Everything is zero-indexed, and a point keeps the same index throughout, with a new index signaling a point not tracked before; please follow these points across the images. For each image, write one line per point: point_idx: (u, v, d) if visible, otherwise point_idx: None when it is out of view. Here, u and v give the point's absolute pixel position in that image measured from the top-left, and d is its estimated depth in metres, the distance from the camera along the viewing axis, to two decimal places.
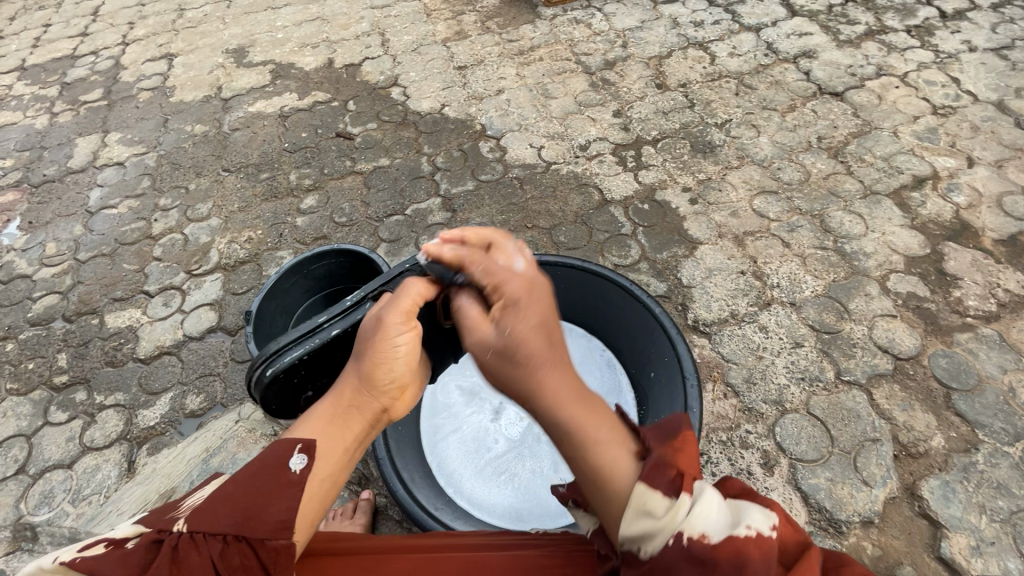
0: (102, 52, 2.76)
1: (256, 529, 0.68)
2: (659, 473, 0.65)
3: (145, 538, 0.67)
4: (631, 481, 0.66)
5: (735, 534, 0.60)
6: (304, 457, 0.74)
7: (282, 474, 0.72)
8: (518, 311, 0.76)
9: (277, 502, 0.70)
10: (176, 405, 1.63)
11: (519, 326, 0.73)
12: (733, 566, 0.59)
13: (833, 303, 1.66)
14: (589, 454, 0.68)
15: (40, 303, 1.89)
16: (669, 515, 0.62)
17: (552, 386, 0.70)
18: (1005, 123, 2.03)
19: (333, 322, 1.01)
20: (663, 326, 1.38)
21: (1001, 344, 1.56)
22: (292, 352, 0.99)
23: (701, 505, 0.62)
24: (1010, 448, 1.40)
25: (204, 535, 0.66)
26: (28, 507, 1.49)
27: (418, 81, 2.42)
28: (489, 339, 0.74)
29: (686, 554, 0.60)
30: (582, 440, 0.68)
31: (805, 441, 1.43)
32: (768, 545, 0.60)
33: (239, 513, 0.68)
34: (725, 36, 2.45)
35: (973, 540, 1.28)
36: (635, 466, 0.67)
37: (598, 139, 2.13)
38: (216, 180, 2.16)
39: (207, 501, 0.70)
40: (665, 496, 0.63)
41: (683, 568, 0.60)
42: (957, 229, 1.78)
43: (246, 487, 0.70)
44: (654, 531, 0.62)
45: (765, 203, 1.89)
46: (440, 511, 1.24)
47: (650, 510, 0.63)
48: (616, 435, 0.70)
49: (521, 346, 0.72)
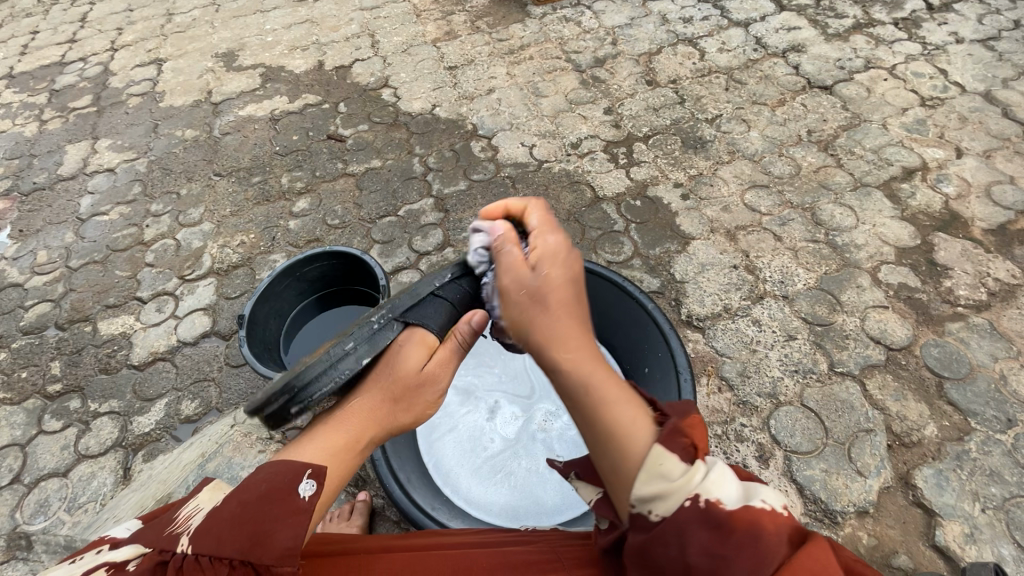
0: (91, 59, 2.74)
1: (262, 555, 0.67)
2: (673, 435, 0.66)
3: (148, 559, 0.67)
4: (648, 440, 0.67)
5: (751, 506, 0.61)
6: (313, 483, 0.73)
7: (291, 502, 0.71)
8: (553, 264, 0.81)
9: (282, 528, 0.69)
10: (171, 410, 1.63)
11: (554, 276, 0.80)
12: (749, 535, 0.58)
13: (825, 295, 1.66)
14: (602, 407, 0.70)
15: (33, 312, 1.88)
16: (684, 476, 0.63)
17: (576, 339, 0.75)
18: (993, 113, 2.04)
19: (359, 346, 0.82)
20: (656, 321, 1.40)
21: (992, 333, 1.57)
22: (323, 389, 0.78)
23: (717, 474, 0.63)
24: (1002, 435, 1.41)
25: (209, 560, 0.66)
26: (23, 517, 1.49)
27: (409, 82, 2.42)
28: (526, 280, 0.80)
29: (702, 518, 0.60)
30: (593, 395, 0.71)
31: (800, 433, 1.43)
32: (781, 518, 0.60)
33: (246, 537, 0.67)
34: (714, 32, 2.45)
35: (967, 527, 1.29)
36: (649, 422, 0.69)
37: (590, 137, 2.13)
38: (207, 184, 2.15)
39: (209, 521, 0.69)
40: (681, 461, 0.64)
41: (697, 532, 0.60)
42: (947, 220, 1.79)
43: (252, 510, 0.69)
44: (667, 493, 0.63)
45: (756, 198, 1.90)
46: (437, 511, 1.25)
47: (664, 474, 0.64)
48: (633, 399, 0.72)
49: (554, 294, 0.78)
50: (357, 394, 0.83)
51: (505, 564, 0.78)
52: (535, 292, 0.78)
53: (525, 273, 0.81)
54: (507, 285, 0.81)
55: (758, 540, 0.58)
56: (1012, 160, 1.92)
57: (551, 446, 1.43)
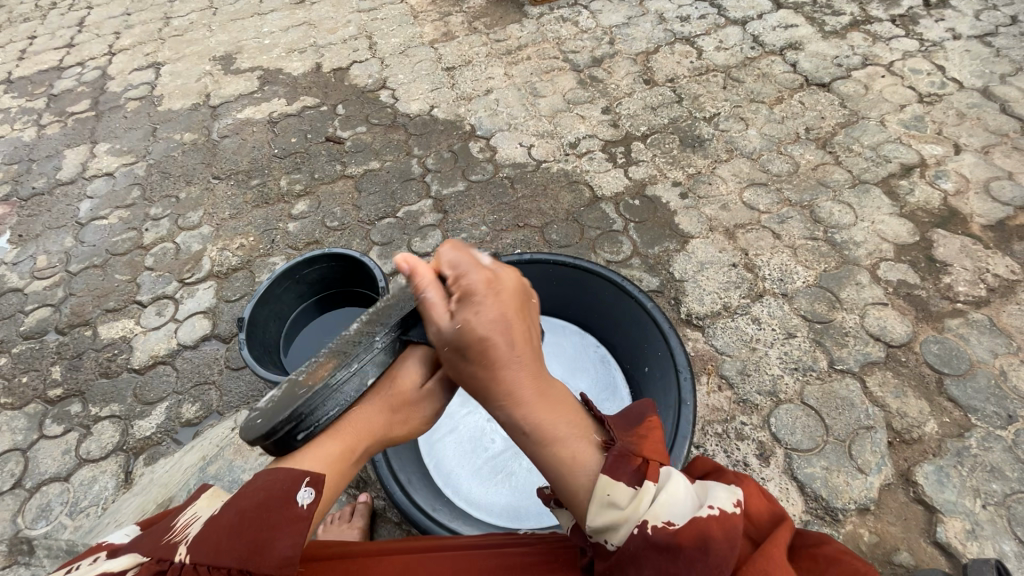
0: (89, 63, 2.75)
1: (261, 563, 0.66)
2: (620, 462, 0.71)
3: (146, 569, 0.66)
4: (595, 469, 0.72)
5: (698, 517, 0.65)
6: (311, 490, 0.74)
7: (289, 510, 0.71)
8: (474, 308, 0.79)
9: (282, 537, 0.69)
10: (172, 414, 1.63)
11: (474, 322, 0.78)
12: (699, 549, 0.62)
13: (825, 293, 1.66)
14: (549, 448, 0.75)
15: (33, 317, 1.88)
16: (632, 503, 0.67)
17: (517, 385, 0.77)
18: (991, 109, 2.04)
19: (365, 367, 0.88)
20: (656, 321, 1.39)
21: (991, 328, 1.57)
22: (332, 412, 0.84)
23: (665, 494, 0.67)
24: (1003, 431, 1.41)
25: (208, 568, 0.65)
26: (25, 521, 1.49)
27: (406, 83, 2.42)
28: (447, 333, 0.79)
29: (651, 543, 0.64)
30: (543, 441, 0.75)
31: (800, 431, 1.43)
32: (731, 523, 0.64)
33: (245, 546, 0.67)
34: (712, 30, 2.45)
35: (968, 523, 1.29)
36: (595, 450, 0.74)
37: (588, 136, 2.13)
38: (206, 187, 2.16)
39: (207, 530, 0.69)
40: (628, 486, 0.69)
41: (650, 557, 0.64)
42: (946, 216, 1.79)
43: (251, 519, 0.69)
44: (618, 522, 0.67)
45: (755, 196, 1.90)
46: (438, 512, 1.24)
47: (614, 502, 0.68)
48: (578, 429, 0.76)
49: (479, 342, 0.77)
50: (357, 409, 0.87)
51: (503, 566, 0.78)
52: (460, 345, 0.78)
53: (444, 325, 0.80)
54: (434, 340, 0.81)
55: (706, 553, 0.62)
56: (1011, 156, 1.92)
57: None
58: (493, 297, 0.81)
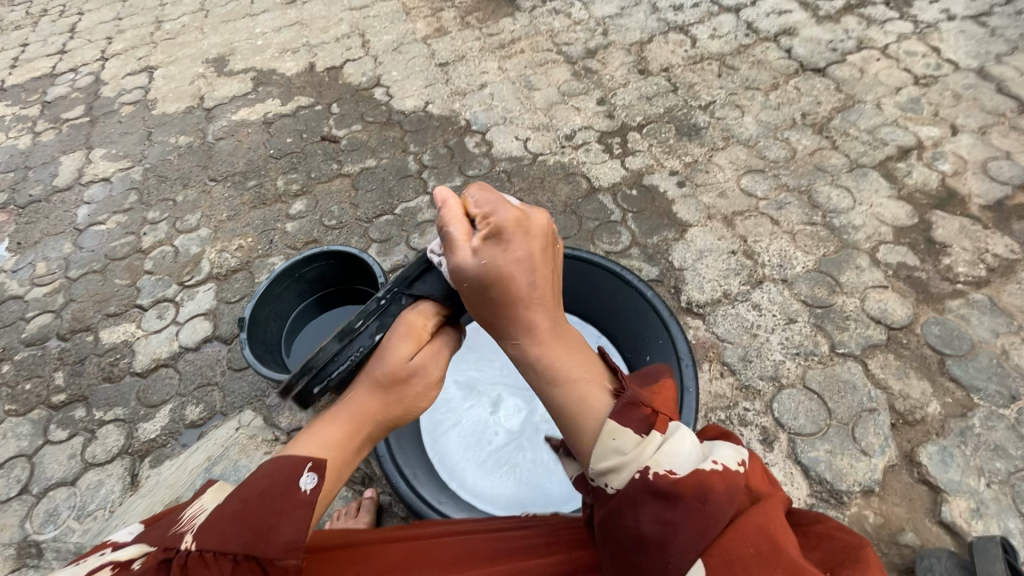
0: (81, 69, 2.74)
1: (266, 549, 0.67)
2: (630, 409, 0.69)
3: (152, 558, 0.67)
4: (603, 414, 0.71)
5: (701, 468, 0.63)
6: (314, 476, 0.73)
7: (292, 495, 0.71)
8: (500, 247, 0.78)
9: (286, 522, 0.69)
10: (176, 416, 1.64)
11: (503, 260, 0.76)
12: (696, 497, 0.60)
13: (825, 277, 1.66)
14: (558, 390, 0.74)
15: (34, 323, 1.88)
16: (636, 449, 0.65)
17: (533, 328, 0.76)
18: (987, 89, 2.04)
19: (370, 323, 0.89)
20: (656, 309, 1.39)
21: (992, 308, 1.57)
22: (341, 366, 0.88)
23: (669, 444, 0.65)
24: (1005, 410, 1.42)
25: (213, 555, 0.66)
26: (33, 527, 1.49)
27: (400, 80, 2.42)
28: (469, 273, 0.77)
29: (651, 488, 0.63)
30: (554, 380, 0.74)
31: (803, 415, 1.44)
32: (733, 479, 0.62)
33: (250, 533, 0.67)
34: (705, 18, 2.44)
35: (973, 502, 1.30)
36: (607, 398, 0.72)
37: (584, 128, 2.13)
38: (203, 190, 2.15)
39: (213, 518, 0.69)
40: (636, 433, 0.67)
41: (647, 502, 0.62)
42: (944, 197, 1.79)
43: (253, 506, 0.69)
44: (620, 466, 0.66)
45: (752, 182, 1.90)
46: (443, 505, 1.25)
47: (619, 448, 0.66)
48: (590, 374, 0.75)
49: (504, 279, 0.76)
50: (355, 390, 0.83)
51: (508, 547, 0.79)
52: (479, 286, 0.77)
53: (466, 261, 0.78)
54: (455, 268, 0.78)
55: (705, 501, 0.60)
56: (1008, 135, 1.91)
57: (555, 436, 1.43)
58: (523, 235, 0.79)
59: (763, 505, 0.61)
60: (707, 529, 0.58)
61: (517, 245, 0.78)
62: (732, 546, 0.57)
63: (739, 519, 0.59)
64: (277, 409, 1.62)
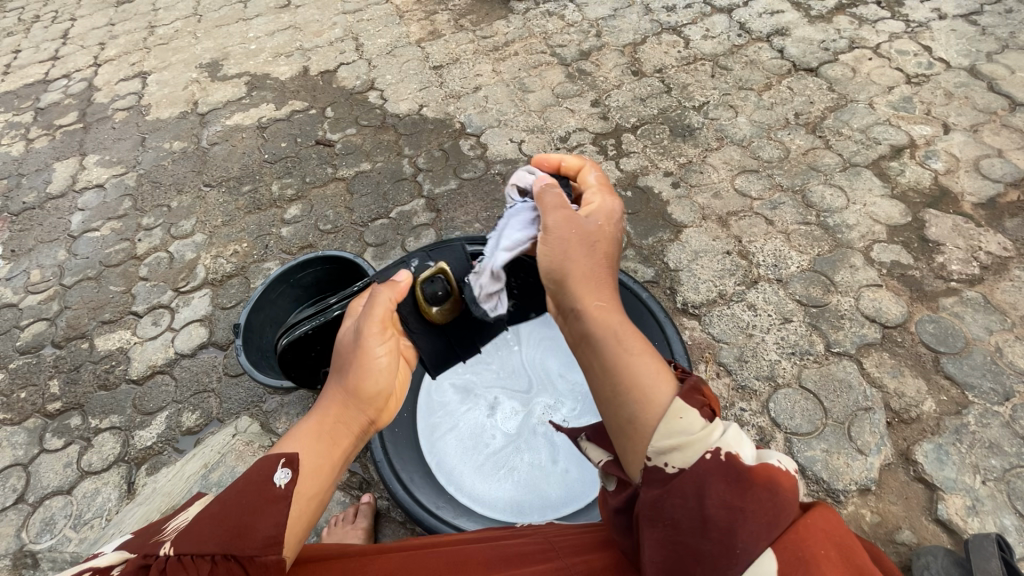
0: (74, 75, 2.74)
1: (243, 547, 0.65)
2: (693, 392, 0.66)
3: (131, 564, 0.65)
4: (668, 400, 0.65)
5: (767, 464, 0.62)
6: (289, 470, 0.70)
7: (267, 490, 0.68)
8: (605, 220, 0.83)
9: (264, 518, 0.67)
10: (172, 423, 1.63)
11: (610, 231, 0.82)
12: (766, 489, 0.60)
13: (820, 277, 1.67)
14: (626, 355, 0.69)
15: (29, 331, 1.88)
16: (704, 431, 0.63)
17: (602, 289, 0.75)
18: (978, 88, 2.05)
19: (342, 303, 1.05)
20: (651, 311, 1.40)
21: (985, 306, 1.57)
22: (303, 326, 1.05)
23: (735, 432, 0.63)
24: (1000, 407, 1.42)
25: (192, 558, 0.64)
26: (30, 536, 1.49)
27: (394, 84, 2.42)
28: (581, 224, 0.80)
29: (724, 471, 0.61)
30: (618, 343, 0.70)
31: (799, 415, 1.44)
32: (794, 482, 0.62)
33: (226, 532, 0.65)
34: (698, 19, 2.45)
35: (968, 500, 1.30)
36: (671, 380, 0.68)
37: (578, 130, 2.13)
38: (197, 196, 2.15)
39: (191, 523, 0.67)
40: (702, 416, 0.64)
41: (717, 485, 0.60)
42: (937, 195, 1.80)
43: (231, 505, 0.67)
44: (685, 446, 0.62)
45: (746, 182, 1.90)
46: (441, 509, 1.27)
47: (685, 429, 0.63)
48: (653, 352, 0.70)
49: (604, 244, 0.79)
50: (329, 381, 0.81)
51: (504, 555, 0.79)
52: (585, 235, 0.79)
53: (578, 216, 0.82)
54: (562, 222, 0.80)
55: (775, 495, 0.60)
56: (1000, 133, 1.92)
57: (553, 438, 1.43)
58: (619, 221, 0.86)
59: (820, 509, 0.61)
60: (776, 521, 0.58)
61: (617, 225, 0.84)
62: (803, 541, 0.56)
63: (805, 518, 0.58)
64: (274, 414, 1.61)
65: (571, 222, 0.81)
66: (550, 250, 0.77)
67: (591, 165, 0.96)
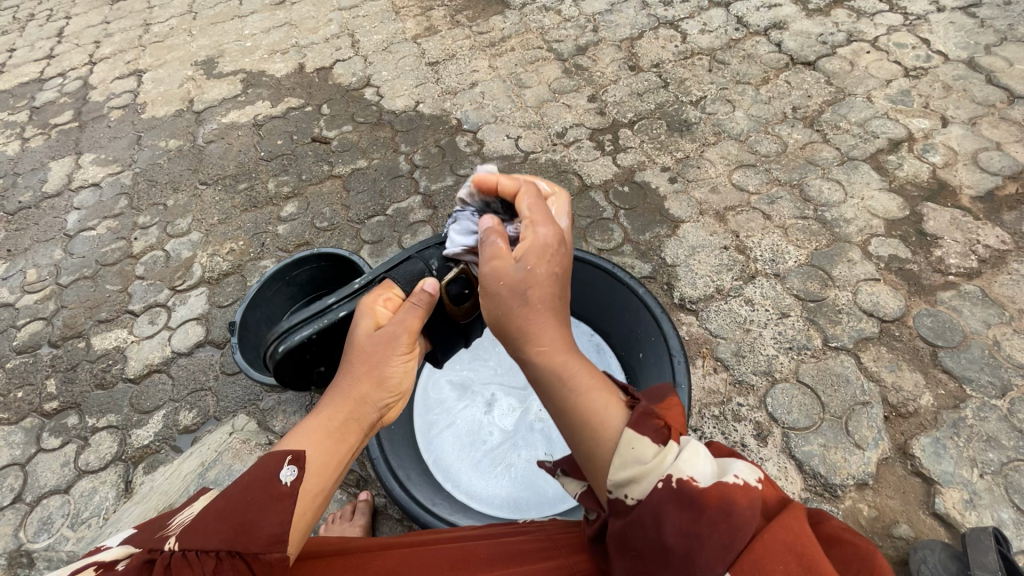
0: (70, 74, 2.73)
1: (249, 544, 0.63)
2: (645, 417, 0.66)
3: (136, 559, 0.64)
4: (619, 427, 0.67)
5: (723, 481, 0.59)
6: (295, 468, 0.69)
7: (273, 488, 0.67)
8: (540, 258, 0.80)
9: (268, 516, 0.65)
10: (169, 422, 1.63)
11: (541, 271, 0.79)
12: (721, 509, 0.57)
13: (817, 271, 1.66)
14: (575, 396, 0.71)
15: (25, 331, 1.87)
16: (656, 458, 0.62)
17: (544, 332, 0.76)
18: (977, 80, 2.04)
19: (342, 303, 1.01)
20: (648, 306, 1.39)
21: (983, 299, 1.57)
22: (302, 331, 1.00)
23: (688, 452, 0.62)
24: (998, 401, 1.42)
25: (196, 554, 0.62)
26: (27, 535, 1.49)
27: (390, 80, 2.41)
28: (511, 273, 0.79)
29: (676, 497, 0.59)
30: (565, 384, 0.73)
31: (796, 409, 1.44)
32: (754, 493, 0.59)
33: (231, 529, 0.64)
34: (695, 13, 2.44)
35: (966, 494, 1.30)
36: (621, 409, 0.69)
37: (575, 125, 2.12)
38: (193, 194, 2.14)
39: (196, 519, 0.66)
40: (654, 442, 0.63)
41: (671, 511, 0.59)
42: (935, 188, 1.79)
43: (236, 502, 0.66)
44: (638, 476, 0.62)
45: (743, 176, 1.90)
46: (438, 506, 1.26)
47: (638, 458, 0.63)
48: (604, 387, 0.72)
49: (534, 288, 0.78)
50: (344, 377, 0.81)
51: (505, 552, 0.78)
52: (515, 285, 0.78)
53: (507, 264, 0.80)
54: (488, 277, 0.80)
55: (730, 514, 0.57)
56: (998, 126, 1.91)
57: (550, 435, 1.43)
58: (559, 251, 0.83)
59: (782, 517, 0.57)
60: (732, 543, 0.56)
61: (553, 259, 0.81)
62: (762, 561, 0.54)
63: (762, 535, 0.56)
64: (270, 412, 1.61)
65: (502, 274, 0.80)
66: (488, 307, 0.80)
67: (524, 189, 0.90)
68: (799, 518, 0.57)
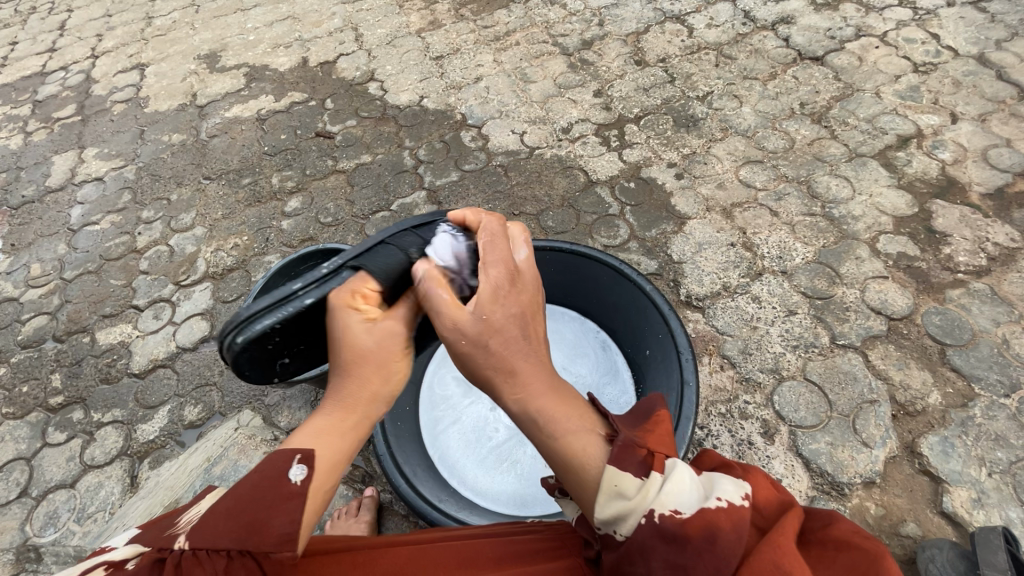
0: (72, 67, 2.71)
1: (262, 542, 0.63)
2: (627, 452, 0.64)
3: (147, 558, 0.63)
4: (601, 461, 0.66)
5: (706, 508, 0.59)
6: (304, 466, 0.68)
7: (282, 487, 0.66)
8: (496, 301, 0.75)
9: (278, 515, 0.65)
10: (174, 417, 1.63)
11: (496, 315, 0.74)
12: (706, 538, 0.57)
13: (825, 269, 1.65)
14: (551, 441, 0.69)
15: (29, 325, 1.87)
16: (640, 493, 0.60)
17: (518, 379, 0.72)
18: (987, 76, 2.02)
19: (308, 290, 0.87)
20: (656, 304, 1.36)
21: (993, 298, 1.56)
22: (264, 320, 0.88)
23: (672, 482, 0.60)
24: (1007, 400, 1.41)
25: (207, 553, 0.62)
26: (34, 529, 1.49)
27: (395, 74, 2.39)
28: (467, 326, 0.74)
29: (659, 533, 0.58)
30: (546, 435, 0.69)
31: (804, 408, 1.43)
32: (739, 515, 0.59)
33: (243, 528, 0.64)
34: (701, 7, 2.42)
35: (974, 492, 1.29)
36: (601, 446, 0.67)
37: (580, 121, 2.11)
38: (197, 189, 2.14)
39: (207, 514, 0.65)
40: (636, 476, 0.62)
41: (657, 547, 0.58)
42: (944, 185, 1.78)
43: (246, 501, 0.65)
44: (625, 513, 0.60)
45: (750, 173, 1.88)
46: (444, 503, 1.25)
47: (621, 492, 0.62)
48: (587, 422, 0.69)
49: (497, 335, 0.73)
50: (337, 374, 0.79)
51: (512, 551, 0.78)
52: (475, 339, 0.73)
53: (463, 314, 0.75)
54: (445, 331, 0.75)
55: (714, 542, 0.57)
56: (1008, 123, 1.89)
57: None
58: (512, 291, 0.77)
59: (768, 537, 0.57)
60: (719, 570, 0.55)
61: (507, 302, 0.75)
62: None
63: (750, 557, 0.56)
64: (275, 408, 1.61)
65: (456, 326, 0.74)
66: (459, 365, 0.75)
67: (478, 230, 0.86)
68: (789, 537, 0.57)
